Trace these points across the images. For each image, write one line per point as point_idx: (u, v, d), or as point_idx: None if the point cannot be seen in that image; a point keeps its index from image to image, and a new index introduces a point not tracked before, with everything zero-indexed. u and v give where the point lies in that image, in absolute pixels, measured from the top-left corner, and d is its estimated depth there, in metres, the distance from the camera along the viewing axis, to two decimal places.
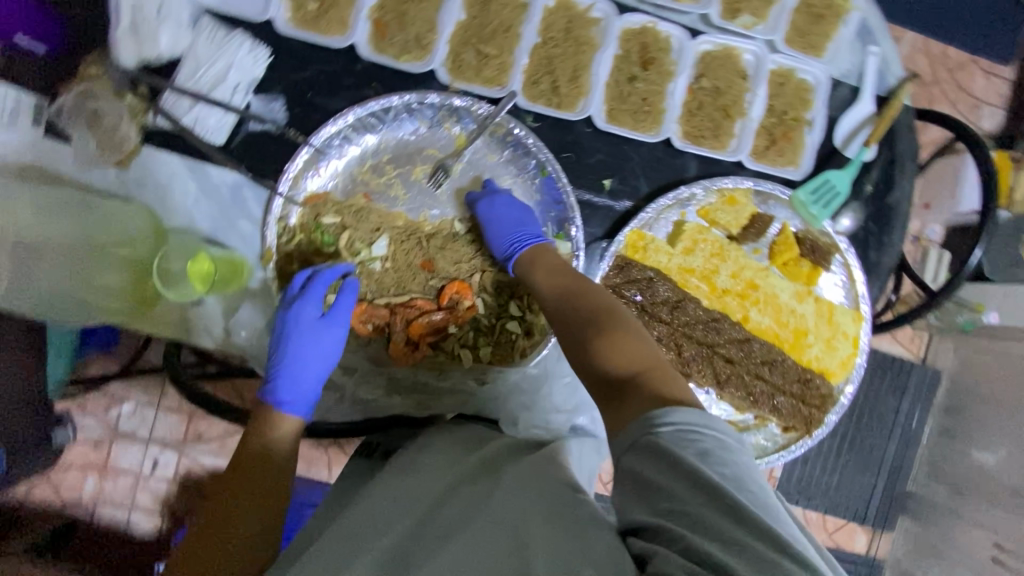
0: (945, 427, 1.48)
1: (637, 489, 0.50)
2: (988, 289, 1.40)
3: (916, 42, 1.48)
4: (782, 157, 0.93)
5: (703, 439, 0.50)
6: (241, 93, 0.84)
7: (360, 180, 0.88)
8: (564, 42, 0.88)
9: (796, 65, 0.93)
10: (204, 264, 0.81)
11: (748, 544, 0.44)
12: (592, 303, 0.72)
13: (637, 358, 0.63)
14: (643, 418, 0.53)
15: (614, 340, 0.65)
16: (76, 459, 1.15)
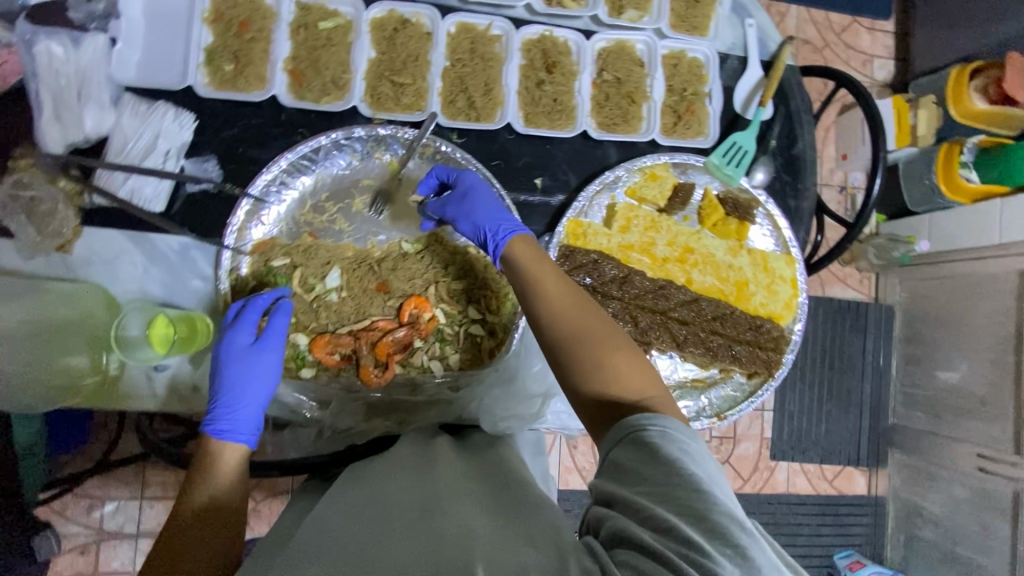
0: (909, 355, 1.57)
1: (618, 475, 0.55)
2: (917, 223, 1.55)
3: (802, 13, 1.63)
4: (690, 129, 1.02)
5: (685, 443, 0.55)
6: (173, 158, 0.87)
7: (303, 221, 0.91)
8: (472, 61, 0.95)
9: (685, 46, 1.03)
10: (162, 326, 0.82)
11: (707, 516, 0.49)
12: (587, 316, 0.68)
13: (641, 375, 0.63)
14: (629, 422, 0.59)
15: (614, 359, 0.64)
16: (64, 569, 1.13)
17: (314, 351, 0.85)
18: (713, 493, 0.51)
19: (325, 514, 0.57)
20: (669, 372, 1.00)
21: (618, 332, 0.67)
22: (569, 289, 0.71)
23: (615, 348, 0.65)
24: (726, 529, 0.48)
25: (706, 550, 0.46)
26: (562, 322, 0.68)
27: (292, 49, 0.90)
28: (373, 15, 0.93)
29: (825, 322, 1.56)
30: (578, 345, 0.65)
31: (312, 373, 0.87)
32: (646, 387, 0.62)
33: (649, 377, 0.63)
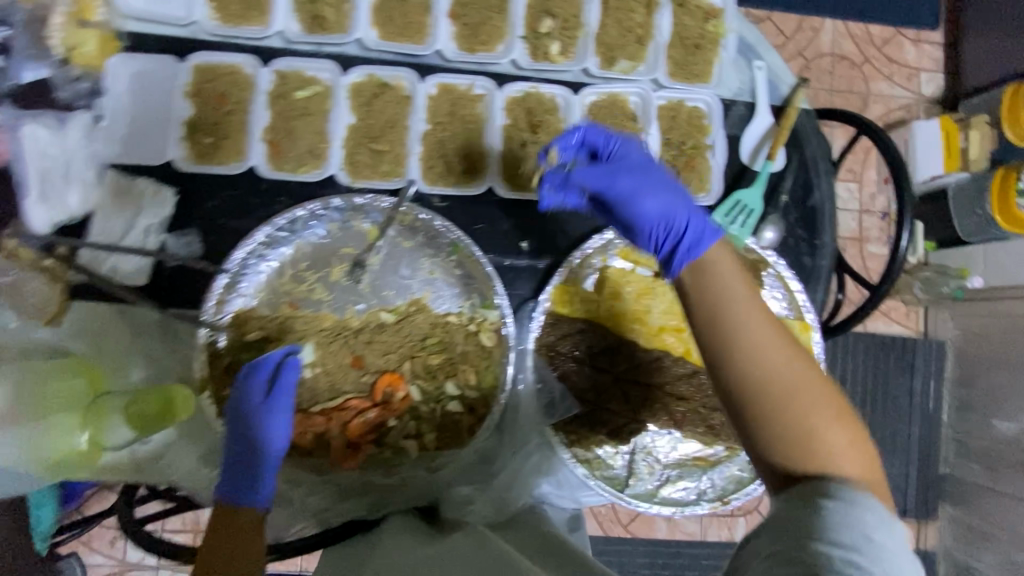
0: (961, 400, 1.42)
1: (784, 527, 0.53)
2: (971, 254, 1.41)
3: (837, 28, 1.51)
4: (691, 186, 0.94)
5: (880, 535, 0.50)
6: (154, 234, 0.88)
7: (282, 292, 0.90)
8: (453, 124, 0.91)
9: (684, 96, 0.95)
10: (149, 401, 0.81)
11: None
12: (795, 365, 0.58)
13: (857, 450, 0.56)
14: (820, 486, 0.54)
15: (833, 427, 0.56)
16: None
17: None
18: None
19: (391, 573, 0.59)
20: (669, 450, 0.92)
21: (830, 387, 0.58)
22: (768, 320, 0.60)
23: (833, 411, 0.57)
24: None
25: None
26: (766, 368, 0.58)
27: (269, 120, 0.89)
28: (351, 81, 0.91)
29: (867, 360, 1.42)
30: (791, 402, 0.57)
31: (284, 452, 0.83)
32: (862, 464, 0.56)
33: (865, 450, 0.57)
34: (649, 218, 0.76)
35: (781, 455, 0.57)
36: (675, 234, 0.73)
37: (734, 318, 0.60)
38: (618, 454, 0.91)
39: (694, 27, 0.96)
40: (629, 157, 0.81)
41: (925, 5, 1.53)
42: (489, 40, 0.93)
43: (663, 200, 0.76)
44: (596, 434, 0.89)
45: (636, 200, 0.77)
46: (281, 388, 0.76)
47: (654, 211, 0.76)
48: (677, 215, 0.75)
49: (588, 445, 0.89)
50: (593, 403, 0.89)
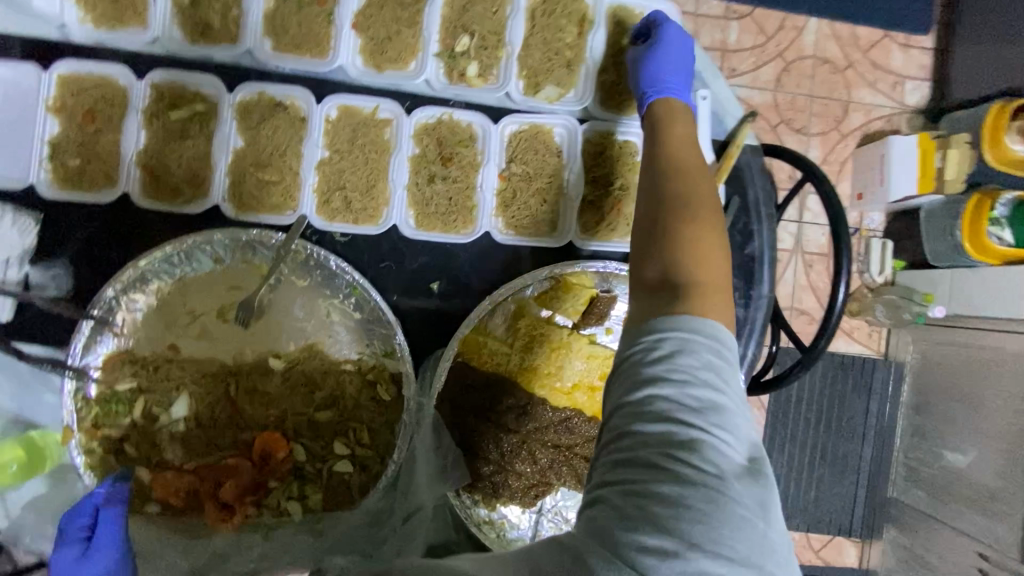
0: (916, 425, 1.37)
1: (612, 394, 0.54)
2: (937, 279, 1.33)
3: (822, 28, 1.39)
4: (616, 231, 0.86)
5: (684, 353, 0.51)
6: (14, 267, 0.79)
7: (162, 332, 0.81)
8: (352, 152, 0.82)
9: (615, 128, 0.86)
10: (12, 451, 0.77)
11: (644, 454, 0.48)
12: (695, 188, 0.62)
13: (711, 253, 0.57)
14: (636, 331, 0.54)
15: (700, 234, 0.58)
16: None
17: (154, 491, 0.77)
18: (669, 427, 0.48)
19: None
20: (581, 508, 0.87)
21: (718, 215, 0.60)
22: (692, 159, 0.66)
23: (701, 220, 0.59)
24: (657, 462, 0.47)
25: (634, 482, 0.47)
26: (671, 180, 0.63)
27: (144, 141, 0.80)
28: (238, 98, 0.80)
29: (821, 380, 1.40)
30: (671, 203, 0.61)
31: (155, 510, 0.78)
32: (706, 277, 0.56)
33: (722, 273, 0.57)
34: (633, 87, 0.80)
35: (649, 230, 0.61)
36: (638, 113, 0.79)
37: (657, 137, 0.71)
38: (524, 514, 0.86)
39: None
40: (671, 34, 0.79)
41: (918, 6, 1.42)
42: (398, 57, 0.82)
43: (658, 73, 0.77)
44: (500, 496, 0.84)
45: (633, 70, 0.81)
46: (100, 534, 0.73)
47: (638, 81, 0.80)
48: (650, 86, 0.77)
49: (492, 505, 0.84)
50: (497, 463, 0.83)
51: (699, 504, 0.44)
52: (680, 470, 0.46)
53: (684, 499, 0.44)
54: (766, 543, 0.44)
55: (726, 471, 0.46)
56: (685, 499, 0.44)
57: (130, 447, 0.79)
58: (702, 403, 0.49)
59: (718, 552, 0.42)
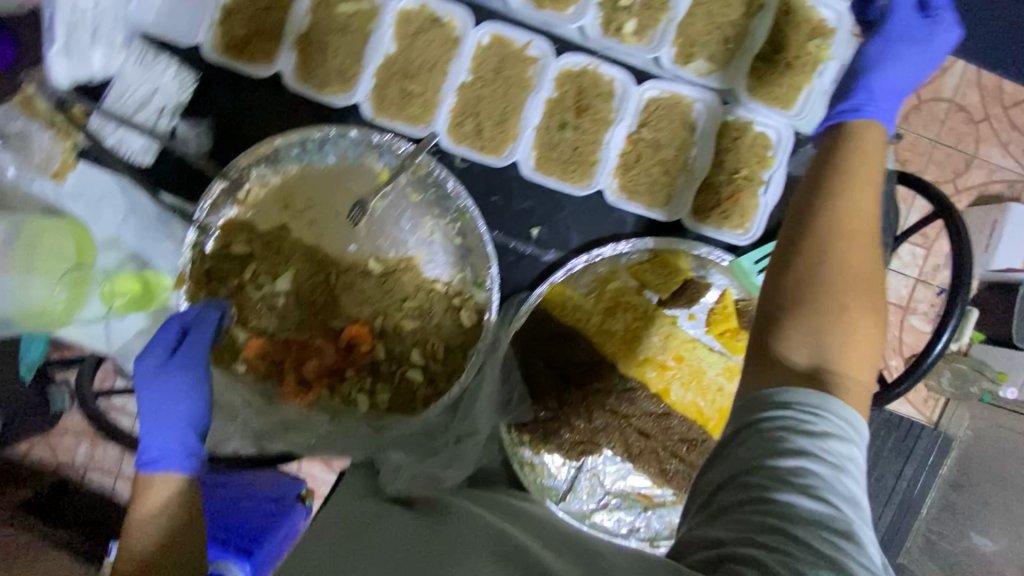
0: (948, 501, 1.34)
1: (743, 458, 0.52)
2: (1016, 358, 1.24)
3: (967, 73, 1.30)
4: (728, 220, 0.85)
5: (835, 437, 0.51)
6: (166, 117, 0.85)
7: (280, 210, 0.86)
8: (494, 81, 0.83)
9: (752, 117, 0.85)
10: (129, 282, 0.87)
11: (797, 527, 0.46)
12: (862, 269, 0.59)
13: (868, 341, 0.56)
14: (780, 400, 0.54)
15: (859, 326, 0.56)
16: (69, 429, 1.52)
17: (246, 349, 0.84)
18: (824, 508, 0.47)
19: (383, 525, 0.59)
20: (616, 478, 0.90)
21: (880, 304, 0.59)
22: (868, 227, 0.62)
23: (863, 306, 0.57)
24: (814, 541, 0.45)
25: (790, 552, 0.44)
26: (843, 242, 0.60)
27: (306, 27, 0.83)
28: (401, 6, 0.83)
29: None
30: (836, 280, 0.58)
31: (241, 368, 0.84)
32: (858, 372, 0.55)
33: (869, 373, 0.56)
34: (875, 71, 0.78)
35: (808, 293, 0.58)
36: (867, 98, 0.76)
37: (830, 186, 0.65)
38: (564, 466, 0.89)
39: (792, 44, 0.84)
40: (932, 44, 0.79)
41: None
42: None
43: (896, 82, 0.77)
44: (548, 442, 0.87)
45: (885, 58, 0.78)
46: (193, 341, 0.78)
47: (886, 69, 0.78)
48: (883, 91, 0.76)
49: (536, 449, 0.88)
50: (553, 413, 0.86)
51: None
52: (842, 560, 0.44)
53: None
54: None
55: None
56: None
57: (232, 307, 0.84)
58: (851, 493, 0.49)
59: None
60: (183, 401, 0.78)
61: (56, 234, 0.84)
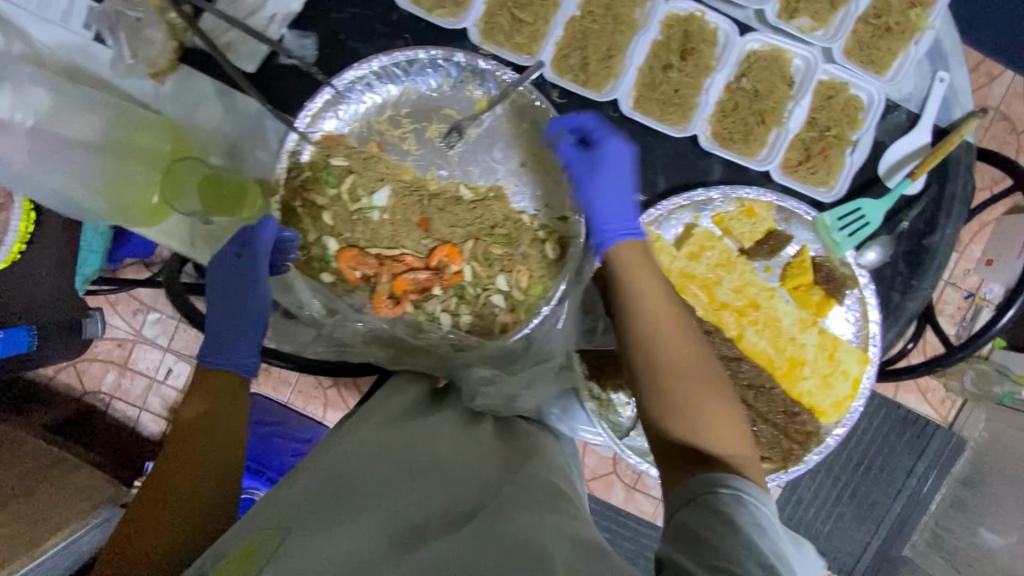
0: (957, 498, 1.36)
1: (713, 551, 0.49)
2: None
3: None
4: (814, 175, 0.88)
5: (765, 521, 0.53)
6: (276, 24, 0.87)
7: (376, 129, 0.89)
8: (604, 18, 0.84)
9: (849, 79, 0.87)
10: (216, 184, 0.87)
11: None
12: (693, 356, 0.69)
13: (724, 424, 0.65)
14: (724, 490, 0.55)
15: (711, 416, 0.65)
16: (104, 354, 1.62)
17: (337, 261, 0.85)
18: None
19: (432, 456, 0.64)
20: None
21: (723, 394, 0.67)
22: (677, 326, 0.71)
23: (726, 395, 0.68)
24: None
25: None
26: (657, 360, 0.68)
27: None
28: None
29: (878, 428, 1.40)
30: (676, 388, 0.66)
31: (328, 279, 0.86)
32: (739, 449, 0.63)
33: (744, 442, 0.64)
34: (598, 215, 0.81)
35: (665, 417, 0.66)
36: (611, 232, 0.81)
37: (645, 308, 0.72)
38: (629, 405, 0.91)
39: (894, 9, 0.86)
40: (609, 156, 0.82)
41: None
42: None
43: (613, 215, 0.81)
44: (617, 377, 0.89)
45: (606, 193, 0.82)
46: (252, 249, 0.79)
47: (598, 201, 0.81)
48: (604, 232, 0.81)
49: (605, 385, 0.89)
50: None
51: None
52: None
53: None
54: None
55: None
56: None
57: (328, 217, 0.86)
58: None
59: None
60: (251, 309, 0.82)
61: (149, 131, 0.85)
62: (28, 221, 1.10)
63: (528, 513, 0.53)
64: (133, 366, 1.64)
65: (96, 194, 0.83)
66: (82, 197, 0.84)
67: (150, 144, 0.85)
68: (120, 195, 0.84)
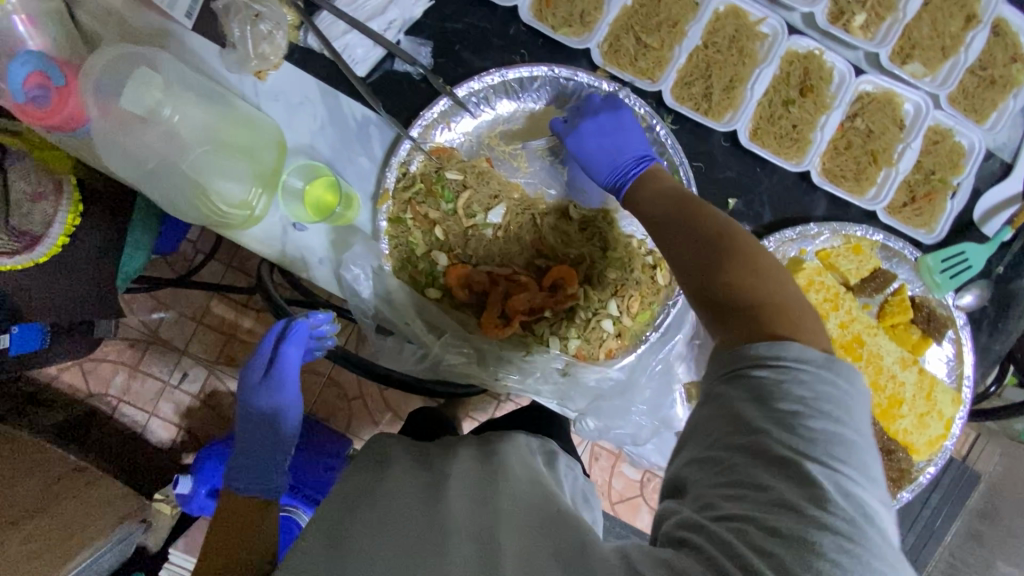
0: (974, 531, 1.25)
1: (722, 441, 0.53)
2: None
3: None
4: (918, 217, 0.89)
5: (783, 377, 0.52)
6: (394, 30, 0.83)
7: (486, 143, 0.86)
8: (727, 50, 0.85)
9: (954, 125, 0.89)
10: (323, 190, 0.80)
11: (768, 488, 0.49)
12: (706, 217, 0.67)
13: (750, 274, 0.60)
14: (747, 350, 0.55)
15: (734, 271, 0.60)
16: (111, 354, 1.36)
17: (447, 278, 0.83)
18: (790, 458, 0.49)
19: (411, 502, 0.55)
20: None
21: (753, 242, 0.62)
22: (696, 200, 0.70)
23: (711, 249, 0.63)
24: (786, 499, 0.48)
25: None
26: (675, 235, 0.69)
27: None
28: None
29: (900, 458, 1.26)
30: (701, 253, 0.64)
31: (435, 296, 0.85)
32: (770, 296, 0.58)
33: (779, 289, 0.59)
34: (591, 164, 0.81)
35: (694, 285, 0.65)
36: (620, 167, 0.80)
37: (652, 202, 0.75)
38: None
39: (998, 63, 0.89)
40: (584, 132, 0.80)
41: None
42: None
43: (612, 161, 0.80)
44: None
45: (581, 145, 0.80)
46: (281, 366, 0.81)
47: (593, 154, 0.80)
48: (612, 175, 0.81)
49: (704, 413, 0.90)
50: None
51: (829, 555, 0.45)
52: (812, 512, 0.46)
53: (818, 545, 0.45)
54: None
55: (858, 517, 0.46)
56: (818, 546, 0.45)
57: (440, 232, 0.84)
58: (828, 433, 0.50)
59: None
60: (284, 417, 0.83)
61: (254, 135, 0.78)
62: (76, 214, 0.90)
63: (473, 527, 0.51)
64: (144, 369, 1.36)
65: (196, 193, 0.76)
66: (180, 195, 0.77)
67: (253, 142, 0.78)
68: (225, 207, 0.77)
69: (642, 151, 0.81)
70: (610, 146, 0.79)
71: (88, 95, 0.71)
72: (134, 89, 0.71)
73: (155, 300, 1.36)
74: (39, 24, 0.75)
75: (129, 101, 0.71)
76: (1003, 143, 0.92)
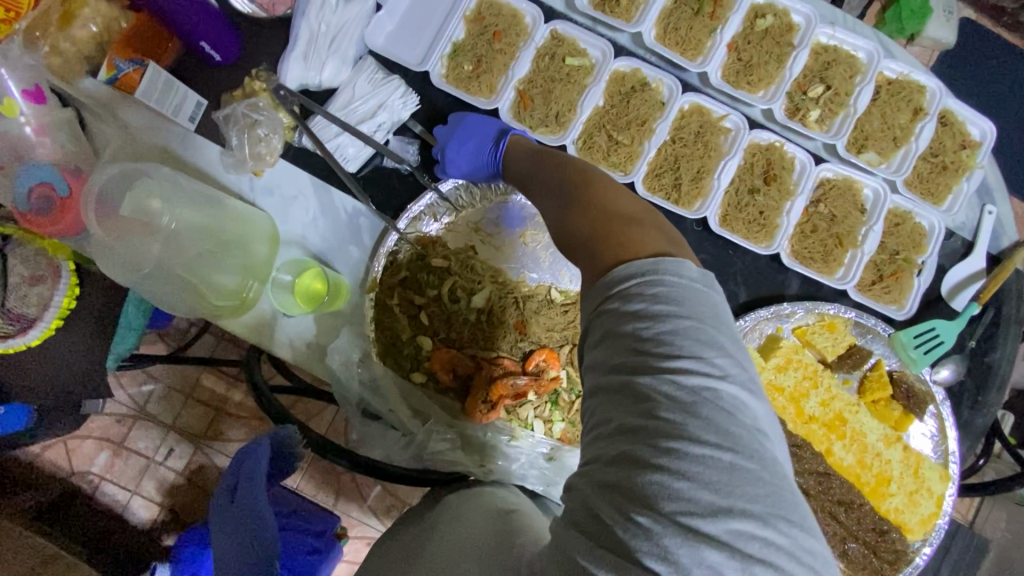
0: None
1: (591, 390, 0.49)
2: None
3: None
4: (887, 294, 0.93)
5: (629, 300, 0.48)
6: (383, 131, 0.88)
7: (470, 231, 0.90)
8: (694, 144, 0.92)
9: (912, 209, 0.94)
10: (313, 280, 0.84)
11: (618, 421, 0.45)
12: (567, 172, 0.67)
13: (593, 210, 0.59)
14: (601, 285, 0.51)
15: (581, 211, 0.60)
16: (95, 431, 1.33)
17: (432, 361, 0.85)
18: (635, 379, 0.45)
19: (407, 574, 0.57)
20: None
21: (605, 183, 0.62)
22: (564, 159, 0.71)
23: (568, 201, 0.62)
24: (630, 425, 0.44)
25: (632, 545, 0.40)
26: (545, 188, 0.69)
27: (530, 72, 0.91)
28: (617, 66, 0.92)
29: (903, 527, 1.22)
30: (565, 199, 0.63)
31: (420, 378, 0.86)
32: (613, 220, 0.57)
33: (621, 212, 0.57)
34: (469, 172, 0.87)
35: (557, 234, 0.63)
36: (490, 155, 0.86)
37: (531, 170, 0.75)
38: None
39: (949, 150, 0.96)
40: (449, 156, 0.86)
41: None
42: (756, 82, 0.93)
43: (481, 156, 0.86)
44: None
45: (452, 167, 0.86)
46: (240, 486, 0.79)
47: (465, 164, 0.86)
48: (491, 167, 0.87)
49: None
50: None
51: (664, 469, 0.41)
52: (650, 428, 0.43)
53: (659, 462, 0.41)
54: (770, 459, 0.43)
55: (698, 424, 0.42)
56: (659, 463, 0.41)
57: (424, 317, 0.87)
58: (665, 336, 0.45)
59: (717, 537, 0.39)
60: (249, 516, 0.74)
61: (248, 227, 0.83)
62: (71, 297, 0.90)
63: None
64: (130, 445, 1.34)
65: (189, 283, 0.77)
66: (172, 286, 0.77)
67: (246, 237, 0.82)
68: (217, 297, 0.80)
69: (497, 129, 0.89)
70: (471, 150, 0.86)
71: (89, 209, 0.67)
72: (138, 193, 0.70)
73: (144, 373, 1.34)
74: (49, 132, 0.82)
75: (130, 206, 0.70)
76: (961, 222, 0.97)
